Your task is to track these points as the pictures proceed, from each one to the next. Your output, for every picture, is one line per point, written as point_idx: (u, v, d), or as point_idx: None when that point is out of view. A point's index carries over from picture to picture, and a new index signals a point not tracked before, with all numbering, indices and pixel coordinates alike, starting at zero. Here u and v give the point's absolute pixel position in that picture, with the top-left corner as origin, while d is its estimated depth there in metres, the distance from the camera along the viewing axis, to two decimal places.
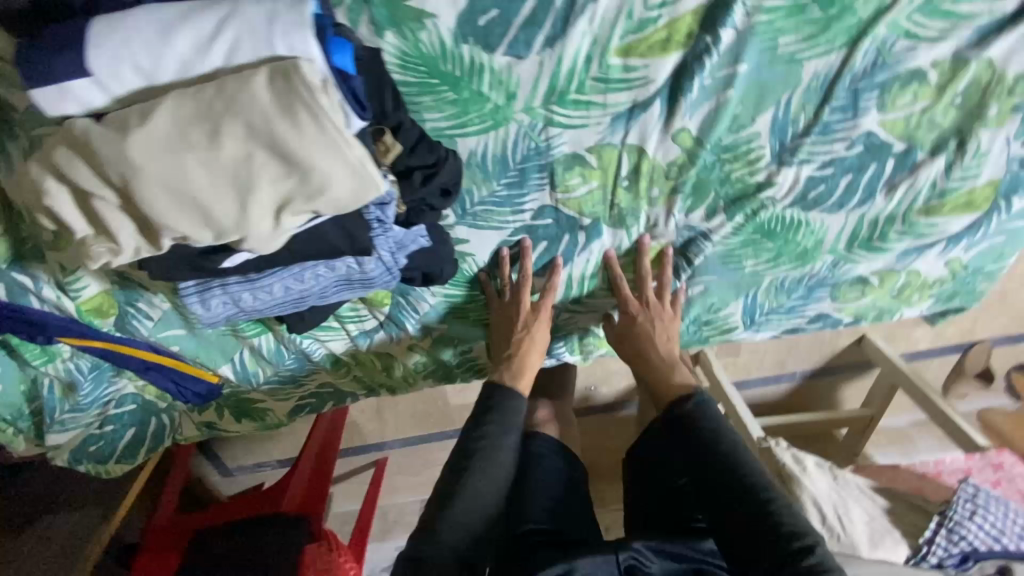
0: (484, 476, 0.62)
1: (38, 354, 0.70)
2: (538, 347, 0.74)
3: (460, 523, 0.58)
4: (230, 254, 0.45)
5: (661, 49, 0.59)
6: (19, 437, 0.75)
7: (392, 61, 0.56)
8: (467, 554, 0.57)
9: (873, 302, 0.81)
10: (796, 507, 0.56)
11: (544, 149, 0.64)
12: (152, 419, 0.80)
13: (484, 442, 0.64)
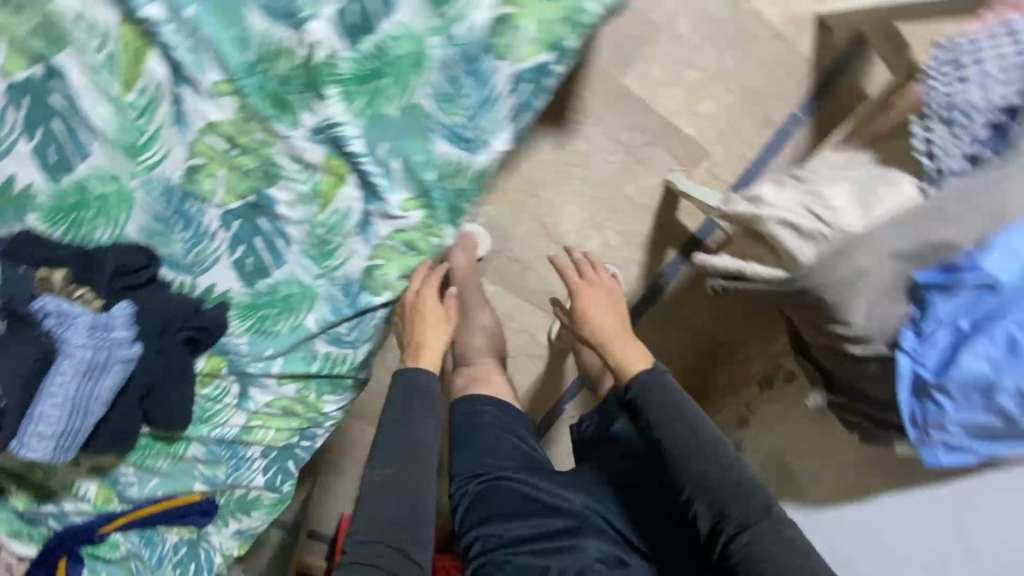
0: (409, 469, 0.76)
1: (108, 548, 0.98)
2: (428, 326, 0.87)
3: (386, 517, 0.72)
4: None
5: (137, 61, 0.68)
6: None
7: (42, 226, 0.75)
8: (400, 539, 0.71)
9: (543, 23, 0.71)
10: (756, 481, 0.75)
11: (168, 187, 0.76)
12: (200, 550, 1.00)
13: (398, 440, 0.78)
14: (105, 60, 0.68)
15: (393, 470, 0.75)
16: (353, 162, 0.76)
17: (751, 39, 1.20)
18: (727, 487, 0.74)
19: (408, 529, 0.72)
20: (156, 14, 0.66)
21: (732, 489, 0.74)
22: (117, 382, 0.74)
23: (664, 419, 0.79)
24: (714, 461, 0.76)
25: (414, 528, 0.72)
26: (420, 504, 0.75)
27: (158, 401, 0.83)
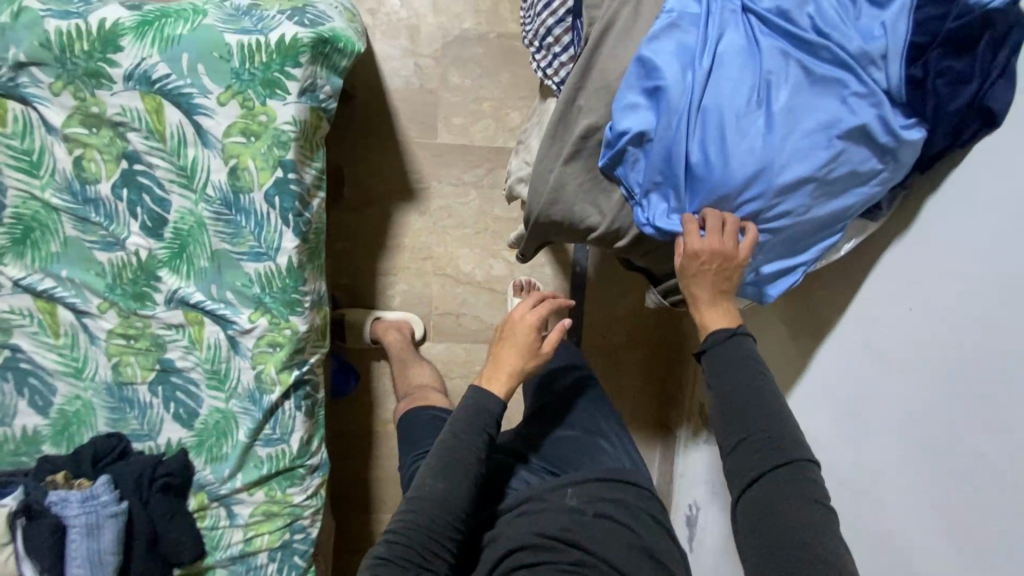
0: (470, 453, 0.87)
1: None
2: (512, 360, 0.94)
3: (428, 510, 0.83)
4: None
5: (54, 317, 1.03)
6: None
7: (50, 448, 1.08)
8: (435, 526, 0.82)
9: (259, 157, 0.97)
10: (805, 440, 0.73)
11: (108, 385, 1.07)
12: None
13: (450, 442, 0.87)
14: (38, 326, 1.03)
15: (443, 473, 0.85)
16: (202, 308, 1.03)
17: (510, 56, 1.45)
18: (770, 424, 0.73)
19: (441, 515, 0.83)
20: (48, 284, 1.01)
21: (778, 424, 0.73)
22: (115, 535, 1.00)
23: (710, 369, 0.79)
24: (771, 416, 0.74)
25: (451, 509, 0.83)
26: (453, 503, 0.84)
27: (163, 542, 1.07)
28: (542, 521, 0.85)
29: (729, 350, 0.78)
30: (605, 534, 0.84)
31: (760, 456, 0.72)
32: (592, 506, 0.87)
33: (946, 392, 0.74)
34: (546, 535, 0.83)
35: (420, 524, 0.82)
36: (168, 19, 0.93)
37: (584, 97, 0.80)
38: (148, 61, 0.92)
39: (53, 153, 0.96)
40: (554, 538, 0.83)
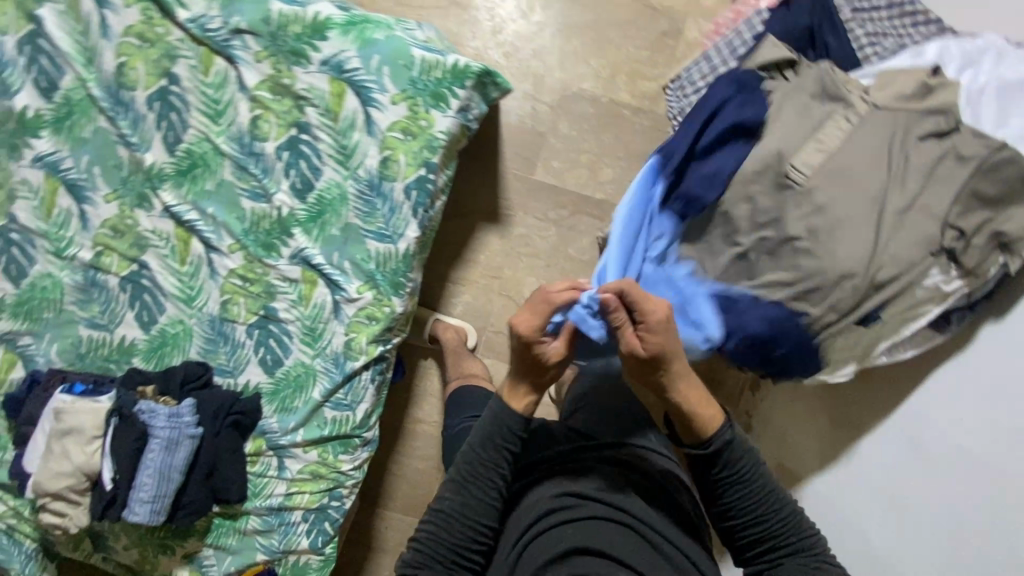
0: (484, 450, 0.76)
1: None
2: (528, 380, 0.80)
3: (454, 529, 0.75)
4: (96, 476, 0.99)
5: (186, 247, 1.13)
6: None
7: (143, 363, 1.16)
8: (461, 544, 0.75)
9: (410, 154, 1.11)
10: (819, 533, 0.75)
11: (212, 317, 1.16)
12: None
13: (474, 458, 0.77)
14: (170, 250, 1.13)
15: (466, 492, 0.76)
16: (320, 270, 1.14)
17: (616, 122, 1.59)
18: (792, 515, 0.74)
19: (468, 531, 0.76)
20: (193, 216, 1.12)
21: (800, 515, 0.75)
22: (186, 456, 1.06)
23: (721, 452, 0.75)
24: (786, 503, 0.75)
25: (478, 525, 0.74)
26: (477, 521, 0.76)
27: (220, 473, 1.15)
28: (568, 496, 0.76)
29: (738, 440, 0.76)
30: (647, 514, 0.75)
31: (778, 529, 0.74)
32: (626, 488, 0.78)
33: (986, 503, 0.74)
34: (582, 516, 0.73)
35: (442, 542, 0.74)
36: (369, 23, 1.08)
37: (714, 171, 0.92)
38: (345, 54, 1.07)
39: (238, 108, 1.10)
40: (591, 515, 0.73)
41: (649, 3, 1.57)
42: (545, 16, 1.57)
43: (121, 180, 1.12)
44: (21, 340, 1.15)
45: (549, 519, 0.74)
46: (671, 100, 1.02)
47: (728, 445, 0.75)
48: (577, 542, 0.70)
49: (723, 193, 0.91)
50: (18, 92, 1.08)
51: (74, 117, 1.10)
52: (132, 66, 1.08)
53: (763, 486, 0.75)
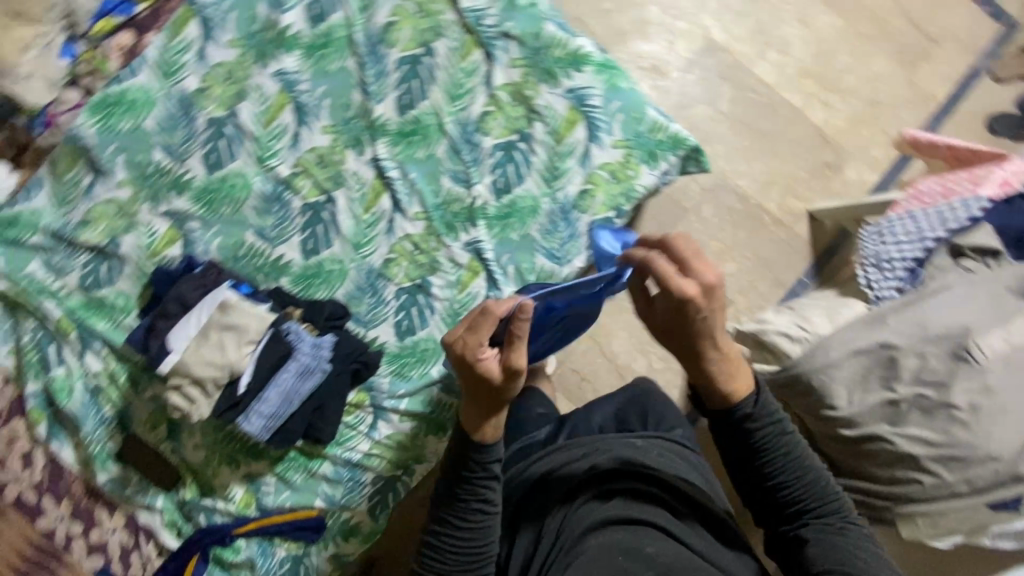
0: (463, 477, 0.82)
1: (230, 551, 1.24)
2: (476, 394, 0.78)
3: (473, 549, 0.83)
4: (240, 378, 1.09)
5: (375, 199, 1.19)
6: None
7: (290, 285, 1.19)
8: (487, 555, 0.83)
9: (608, 194, 1.16)
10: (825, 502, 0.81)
11: (370, 268, 1.20)
12: (301, 566, 1.23)
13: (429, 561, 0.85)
14: (360, 197, 1.19)
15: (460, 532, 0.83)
16: (486, 263, 1.19)
17: (755, 226, 1.65)
18: (801, 487, 0.80)
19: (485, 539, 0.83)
20: (394, 175, 1.18)
21: (805, 487, 0.80)
22: (314, 386, 1.13)
23: (738, 428, 0.81)
24: (794, 476, 0.80)
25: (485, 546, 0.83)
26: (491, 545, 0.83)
27: (322, 416, 1.14)
28: (577, 504, 0.84)
29: (754, 411, 0.81)
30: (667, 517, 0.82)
31: (793, 496, 0.80)
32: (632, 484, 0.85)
33: None
34: (587, 516, 0.83)
35: (459, 548, 0.82)
36: (620, 72, 1.15)
37: (896, 319, 1.00)
38: (591, 90, 1.14)
39: (475, 98, 1.16)
40: (597, 516, 0.82)
41: (824, 132, 1.65)
42: (731, 108, 1.64)
43: (343, 118, 1.17)
44: (190, 223, 1.18)
45: (558, 522, 0.84)
46: (864, 241, 1.08)
47: (743, 417, 0.80)
48: (599, 529, 0.80)
49: (901, 343, 0.99)
50: (291, 9, 1.14)
51: (327, 50, 1.15)
52: (399, 27, 1.14)
53: (768, 464, 0.80)
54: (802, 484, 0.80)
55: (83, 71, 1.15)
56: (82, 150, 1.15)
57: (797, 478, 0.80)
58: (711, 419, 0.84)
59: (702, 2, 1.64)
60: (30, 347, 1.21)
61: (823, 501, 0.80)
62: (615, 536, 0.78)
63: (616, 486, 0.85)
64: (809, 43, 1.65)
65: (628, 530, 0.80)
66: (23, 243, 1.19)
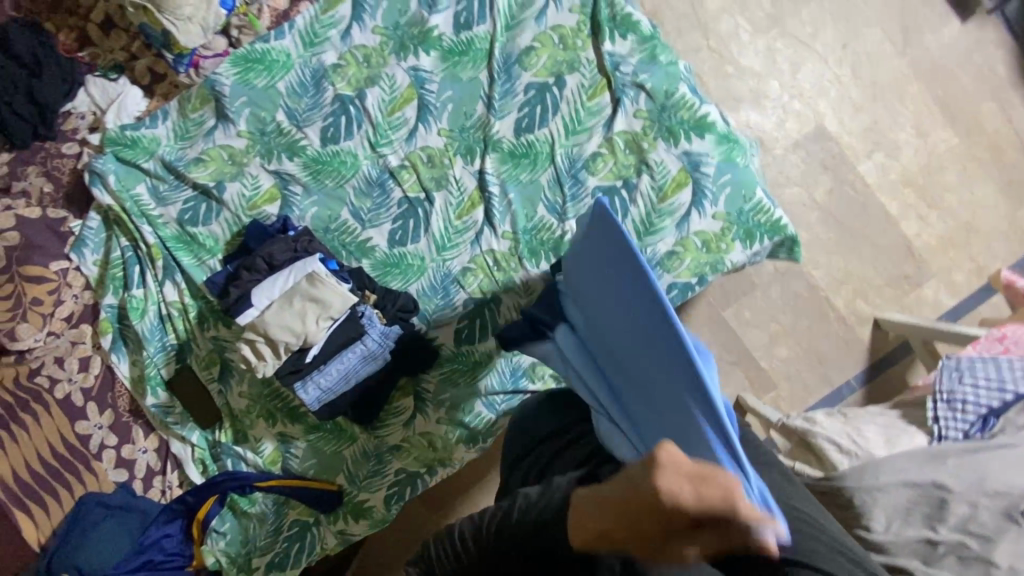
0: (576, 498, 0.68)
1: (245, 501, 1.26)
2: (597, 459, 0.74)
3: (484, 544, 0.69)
4: (309, 348, 1.13)
5: (470, 208, 1.21)
6: (236, 561, 1.24)
7: (370, 268, 1.22)
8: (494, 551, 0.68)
9: (696, 260, 1.16)
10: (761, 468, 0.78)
11: (448, 271, 1.21)
12: (308, 534, 1.24)
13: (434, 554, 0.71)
14: (457, 202, 1.21)
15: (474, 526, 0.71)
16: None
17: (820, 318, 1.61)
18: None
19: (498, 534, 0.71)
20: (495, 190, 1.20)
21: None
22: (370, 375, 1.18)
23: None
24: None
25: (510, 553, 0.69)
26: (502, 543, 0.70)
27: (370, 400, 1.20)
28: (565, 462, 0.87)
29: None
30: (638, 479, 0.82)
31: None
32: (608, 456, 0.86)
33: None
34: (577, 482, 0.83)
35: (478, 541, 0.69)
36: (739, 147, 1.17)
37: (956, 462, 0.98)
38: (707, 157, 1.15)
39: (591, 137, 1.19)
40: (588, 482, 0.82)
41: (912, 244, 1.62)
42: (826, 198, 1.62)
43: (461, 126, 1.22)
44: (293, 186, 1.22)
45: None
46: (941, 375, 1.07)
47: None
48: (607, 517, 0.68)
49: (955, 487, 0.97)
50: (440, 12, 1.22)
51: (464, 57, 1.21)
52: (538, 53, 1.19)
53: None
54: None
55: (235, 24, 1.25)
56: (215, 96, 1.23)
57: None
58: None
59: (824, 88, 1.64)
60: (117, 263, 1.26)
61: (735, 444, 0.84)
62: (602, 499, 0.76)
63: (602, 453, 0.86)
64: (920, 153, 1.64)
65: None
66: (137, 165, 1.24)
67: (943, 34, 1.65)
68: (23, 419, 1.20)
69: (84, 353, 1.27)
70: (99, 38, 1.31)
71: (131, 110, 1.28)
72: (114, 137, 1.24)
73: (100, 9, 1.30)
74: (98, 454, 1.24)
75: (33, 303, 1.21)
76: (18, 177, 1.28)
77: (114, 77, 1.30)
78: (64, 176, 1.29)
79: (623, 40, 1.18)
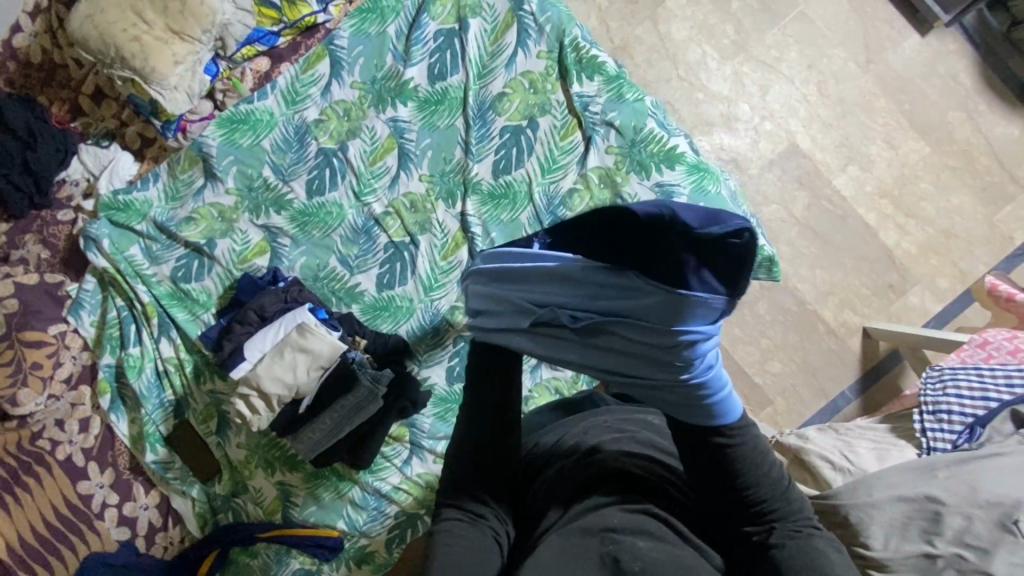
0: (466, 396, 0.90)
1: (248, 553, 1.25)
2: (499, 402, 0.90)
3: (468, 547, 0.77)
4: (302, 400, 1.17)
5: (454, 249, 1.24)
6: None
7: (360, 313, 1.24)
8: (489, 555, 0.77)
9: None
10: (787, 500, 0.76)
11: (435, 310, 1.23)
12: None
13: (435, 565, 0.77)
14: (442, 244, 1.24)
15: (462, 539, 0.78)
16: None
17: (810, 331, 1.62)
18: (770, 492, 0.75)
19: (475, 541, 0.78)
20: (477, 231, 1.23)
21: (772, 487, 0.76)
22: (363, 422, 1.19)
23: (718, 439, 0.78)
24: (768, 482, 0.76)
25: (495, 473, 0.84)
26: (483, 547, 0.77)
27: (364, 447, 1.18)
28: (579, 471, 0.81)
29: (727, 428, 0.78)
30: (653, 494, 0.78)
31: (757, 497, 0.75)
32: (622, 467, 0.80)
33: None
34: (590, 496, 0.77)
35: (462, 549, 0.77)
36: (710, 175, 1.21)
37: (946, 474, 0.99)
38: (679, 187, 1.19)
39: (566, 175, 1.23)
40: (601, 496, 0.77)
41: (893, 253, 1.65)
42: (804, 213, 1.66)
43: (441, 171, 1.26)
44: (281, 239, 1.26)
45: (562, 504, 0.78)
46: (925, 388, 1.11)
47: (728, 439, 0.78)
48: (614, 530, 0.71)
49: (947, 499, 0.95)
50: (415, 65, 1.28)
51: (440, 106, 1.27)
52: (510, 99, 1.25)
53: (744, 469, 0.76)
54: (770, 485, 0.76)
55: (219, 88, 1.31)
56: (203, 157, 1.28)
57: (767, 481, 0.76)
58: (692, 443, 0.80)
59: (794, 108, 1.69)
60: (113, 323, 1.29)
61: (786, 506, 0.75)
62: (613, 519, 0.73)
63: (616, 462, 0.80)
64: (893, 165, 1.68)
65: (640, 525, 0.72)
66: (130, 228, 1.28)
67: (903, 50, 1.71)
68: (27, 482, 1.22)
69: (84, 414, 1.28)
70: (89, 107, 1.36)
71: (123, 174, 1.33)
72: (107, 203, 1.29)
73: (91, 81, 1.36)
74: (100, 513, 1.24)
75: (33, 367, 1.23)
76: (17, 246, 1.32)
77: (106, 144, 1.35)
78: (60, 242, 1.33)
79: (590, 82, 1.25)
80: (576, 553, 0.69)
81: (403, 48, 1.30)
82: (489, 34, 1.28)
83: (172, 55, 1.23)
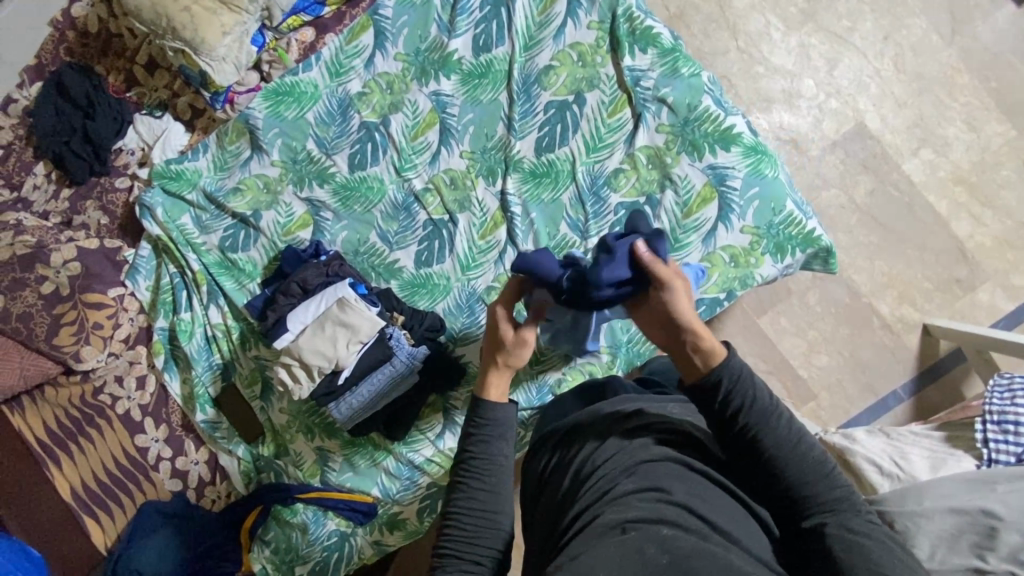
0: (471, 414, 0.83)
1: (289, 512, 1.29)
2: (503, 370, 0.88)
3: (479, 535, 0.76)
4: (340, 372, 1.17)
5: (493, 228, 1.22)
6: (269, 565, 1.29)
7: (399, 289, 1.25)
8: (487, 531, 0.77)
9: (725, 276, 1.14)
10: (830, 484, 0.70)
11: (472, 288, 1.22)
12: (347, 542, 1.28)
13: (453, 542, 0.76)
14: (481, 222, 1.22)
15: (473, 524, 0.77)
16: None
17: (863, 325, 1.54)
18: (808, 476, 0.71)
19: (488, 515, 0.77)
20: (517, 210, 1.20)
21: (812, 471, 0.71)
22: (399, 395, 1.21)
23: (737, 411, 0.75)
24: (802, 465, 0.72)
25: (493, 516, 0.77)
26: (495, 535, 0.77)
27: (398, 419, 1.23)
28: (599, 466, 0.78)
29: (743, 389, 0.76)
30: (679, 483, 0.72)
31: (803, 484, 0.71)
32: (637, 457, 0.77)
33: None
34: (611, 488, 0.74)
35: (468, 525, 0.77)
36: (767, 158, 1.13)
37: (1006, 488, 0.92)
38: (732, 170, 1.13)
39: (612, 154, 1.19)
40: (622, 487, 0.73)
41: (964, 246, 1.53)
42: (867, 199, 1.55)
43: (483, 147, 1.23)
44: (324, 212, 1.27)
45: (587, 498, 0.75)
46: (991, 396, 1.02)
47: (745, 408, 0.75)
48: (628, 523, 0.67)
49: (1006, 514, 0.89)
50: (460, 36, 1.24)
51: (483, 80, 1.24)
52: (557, 72, 1.20)
53: (774, 454, 0.73)
54: (808, 469, 0.72)
55: (266, 59, 1.32)
56: (249, 129, 1.29)
57: (797, 457, 0.72)
58: (701, 404, 0.79)
59: (864, 84, 1.56)
60: (166, 288, 1.34)
61: (830, 493, 0.70)
62: (632, 510, 0.69)
63: (642, 456, 0.77)
64: (972, 149, 1.54)
65: (656, 514, 0.68)
66: (182, 197, 1.32)
67: (994, 21, 1.54)
68: (89, 433, 1.30)
69: (141, 372, 1.36)
70: (144, 77, 1.40)
71: (175, 145, 1.37)
72: (160, 171, 1.33)
73: (144, 51, 1.39)
74: (155, 465, 1.33)
75: (95, 327, 1.30)
76: (79, 211, 1.39)
77: (159, 114, 1.39)
78: (117, 209, 1.39)
79: (643, 54, 1.18)
80: (596, 547, 0.64)
81: (447, 18, 1.26)
82: (538, 3, 1.22)
83: (220, 25, 1.23)
